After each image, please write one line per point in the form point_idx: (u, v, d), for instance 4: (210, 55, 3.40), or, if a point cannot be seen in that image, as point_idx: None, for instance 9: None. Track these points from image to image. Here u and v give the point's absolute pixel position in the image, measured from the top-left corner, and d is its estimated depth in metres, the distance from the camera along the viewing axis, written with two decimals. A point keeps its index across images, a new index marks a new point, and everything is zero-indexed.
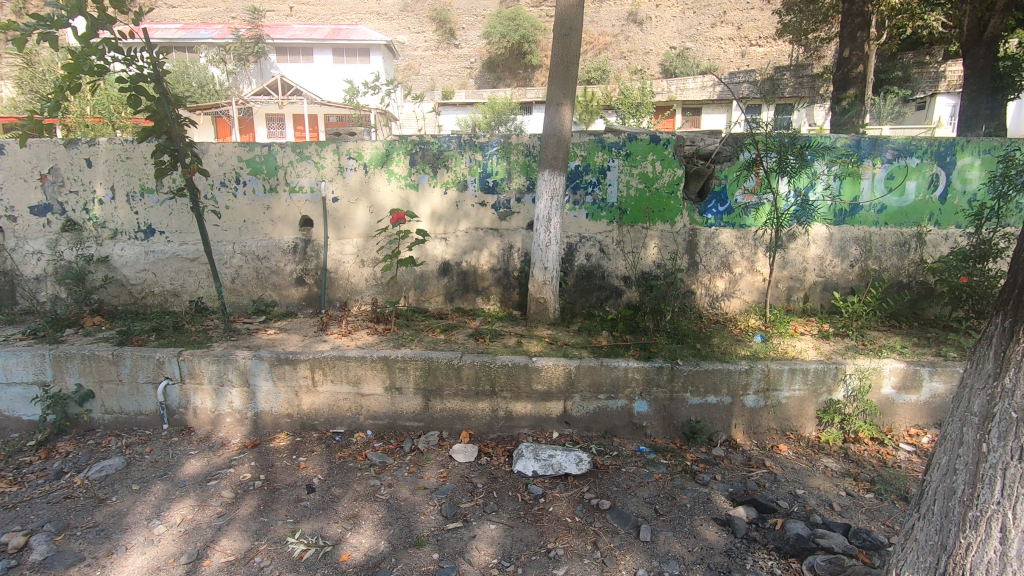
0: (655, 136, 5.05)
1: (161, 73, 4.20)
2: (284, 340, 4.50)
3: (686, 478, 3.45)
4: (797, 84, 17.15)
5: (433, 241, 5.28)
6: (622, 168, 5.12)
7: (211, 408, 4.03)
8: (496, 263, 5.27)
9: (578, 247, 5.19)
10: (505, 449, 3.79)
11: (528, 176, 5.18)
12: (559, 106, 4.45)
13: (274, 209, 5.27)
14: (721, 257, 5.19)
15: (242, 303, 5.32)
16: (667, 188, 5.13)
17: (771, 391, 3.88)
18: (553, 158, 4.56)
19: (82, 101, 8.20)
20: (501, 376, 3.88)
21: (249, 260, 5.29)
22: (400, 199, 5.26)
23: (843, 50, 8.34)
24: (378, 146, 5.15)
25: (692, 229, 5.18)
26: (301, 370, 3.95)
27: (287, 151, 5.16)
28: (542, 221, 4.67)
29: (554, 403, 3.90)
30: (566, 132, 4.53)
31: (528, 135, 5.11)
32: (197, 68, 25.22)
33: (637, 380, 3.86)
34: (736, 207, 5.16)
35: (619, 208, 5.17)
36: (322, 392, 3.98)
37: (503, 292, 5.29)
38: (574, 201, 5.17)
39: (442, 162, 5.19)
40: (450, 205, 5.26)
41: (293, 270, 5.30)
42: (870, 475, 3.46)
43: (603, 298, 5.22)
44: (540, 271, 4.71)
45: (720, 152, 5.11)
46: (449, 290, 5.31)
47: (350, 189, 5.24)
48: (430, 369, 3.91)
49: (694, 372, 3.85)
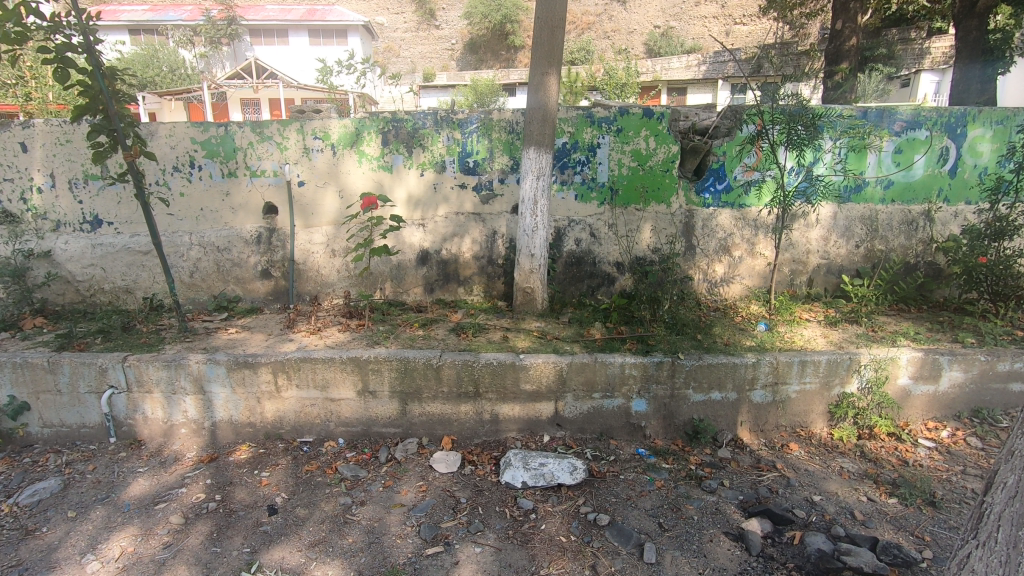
0: (648, 109, 4.66)
1: (95, 42, 3.69)
2: (245, 340, 4.09)
3: (692, 486, 3.12)
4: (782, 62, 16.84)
5: (410, 228, 4.87)
6: (613, 145, 4.73)
7: (163, 418, 3.62)
8: (479, 251, 4.88)
9: (566, 232, 4.81)
10: (491, 456, 3.43)
11: (512, 155, 4.77)
12: (545, 76, 4.03)
13: (234, 196, 4.81)
14: (720, 240, 4.86)
15: (203, 299, 4.88)
16: (661, 165, 4.76)
17: (779, 385, 3.56)
18: (539, 135, 4.15)
19: (42, 86, 7.75)
20: (486, 376, 3.52)
21: (208, 252, 4.83)
22: (374, 182, 4.83)
23: (835, 22, 8.02)
24: (346, 124, 4.71)
25: (689, 211, 4.83)
26: (263, 375, 3.56)
27: (246, 131, 4.70)
28: (528, 203, 4.27)
29: (544, 404, 3.55)
30: (553, 106, 4.11)
31: (512, 110, 4.70)
32: (168, 52, 24.31)
33: (635, 377, 3.52)
34: (735, 185, 4.82)
35: (610, 188, 4.79)
36: (287, 398, 3.59)
37: (487, 282, 4.91)
38: (561, 181, 4.78)
39: (417, 140, 4.75)
40: (427, 188, 4.83)
41: (257, 262, 4.87)
42: (891, 476, 3.15)
43: (594, 286, 4.86)
44: (526, 259, 4.33)
45: (718, 127, 4.73)
46: (429, 280, 4.91)
47: (318, 172, 4.79)
48: (406, 370, 3.53)
49: (698, 367, 3.51)
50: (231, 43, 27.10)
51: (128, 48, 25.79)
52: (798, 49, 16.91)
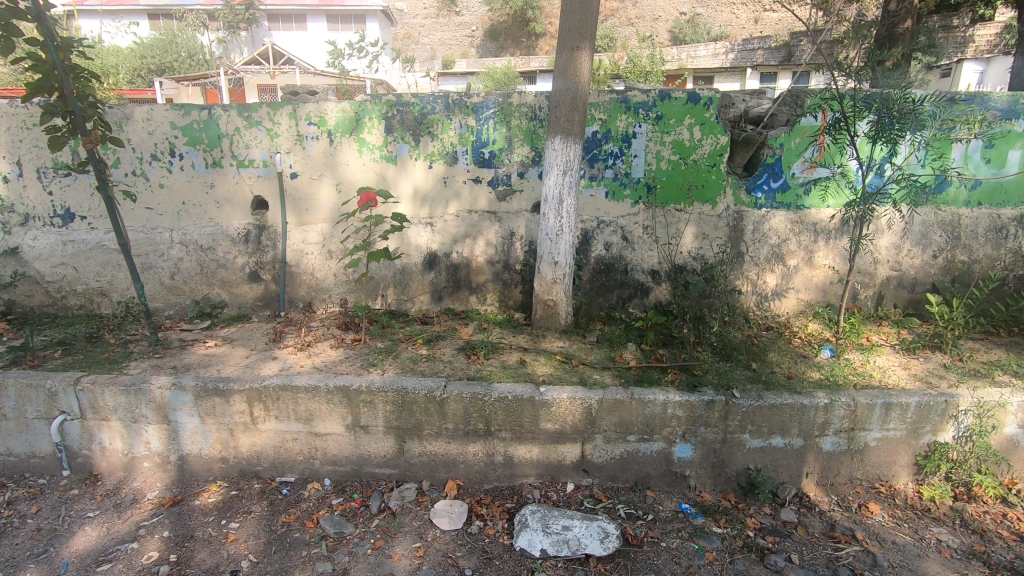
0: (694, 93, 3.99)
1: (46, 8, 3.13)
2: (223, 357, 3.56)
3: (752, 562, 2.52)
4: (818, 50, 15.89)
5: (417, 227, 4.29)
6: (652, 134, 4.08)
7: (123, 450, 3.11)
8: (494, 255, 4.28)
9: (595, 234, 4.19)
10: (503, 509, 2.86)
11: (533, 146, 4.15)
12: (575, 51, 3.38)
13: (219, 188, 4.27)
14: (773, 246, 4.20)
15: (185, 304, 4.36)
16: (707, 159, 4.11)
17: (856, 431, 2.92)
18: (566, 122, 3.51)
19: None
20: (499, 412, 2.93)
21: (191, 252, 4.31)
22: (376, 175, 4.25)
23: (890, 3, 7.19)
24: (344, 108, 4.12)
25: (738, 212, 4.18)
26: (236, 405, 3.01)
27: (232, 116, 4.14)
28: (552, 202, 3.65)
29: (568, 447, 2.96)
30: (584, 87, 3.45)
31: (534, 93, 4.05)
32: (186, 36, 23.92)
33: (679, 419, 2.90)
34: (793, 183, 4.14)
35: (646, 185, 4.15)
36: (264, 431, 3.05)
37: (503, 291, 4.32)
38: (590, 176, 4.14)
39: (425, 127, 4.15)
40: (436, 182, 4.24)
41: (245, 263, 4.33)
42: (1006, 557, 2.52)
43: (625, 298, 4.24)
44: (548, 267, 3.71)
45: (775, 115, 4.04)
46: (437, 287, 4.33)
47: (313, 162, 4.22)
48: (405, 403, 2.95)
49: (757, 408, 2.88)
50: (249, 27, 26.68)
51: (148, 34, 25.55)
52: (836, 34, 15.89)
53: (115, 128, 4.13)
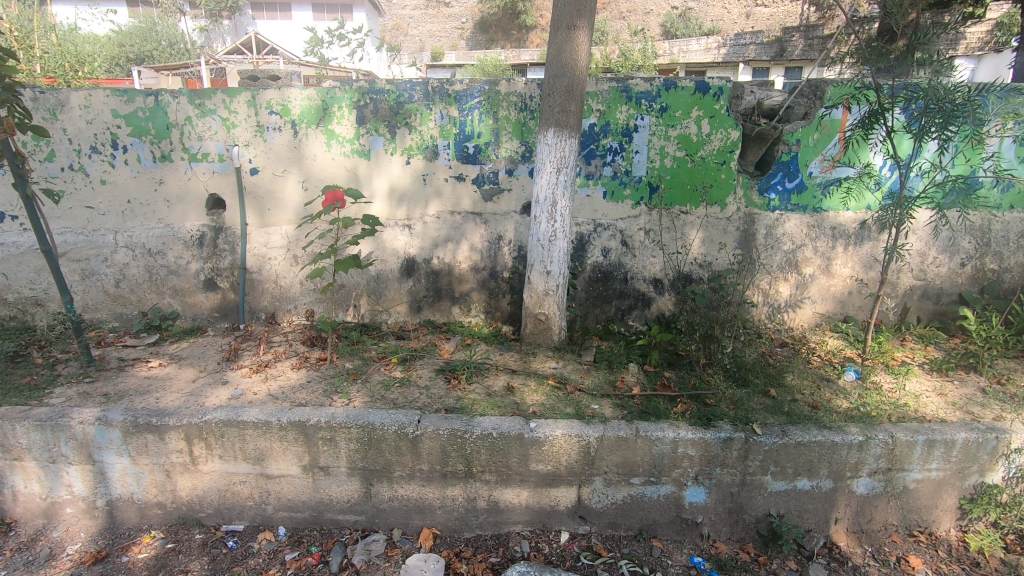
0: (702, 82, 3.57)
1: None
2: (167, 380, 3.10)
3: None
4: (809, 46, 15.55)
5: (393, 230, 3.84)
6: (655, 128, 3.66)
7: (41, 494, 2.65)
8: (479, 261, 3.85)
9: (591, 239, 3.78)
10: (487, 565, 2.44)
11: (523, 140, 3.71)
12: (572, 30, 2.93)
13: (169, 185, 3.78)
14: (787, 253, 3.82)
15: (132, 315, 3.88)
16: (716, 156, 3.69)
17: (894, 472, 2.54)
18: (561, 112, 3.06)
19: None
20: (482, 451, 2.51)
21: (138, 256, 3.83)
22: (347, 171, 3.79)
23: None
24: (310, 95, 3.65)
25: (749, 215, 3.78)
26: (173, 443, 2.56)
27: (182, 103, 3.65)
28: (544, 204, 3.21)
29: (562, 490, 2.55)
30: (582, 71, 3.01)
31: (524, 80, 3.61)
32: (167, 24, 23.04)
33: (691, 459, 2.50)
34: (810, 183, 3.75)
35: (648, 184, 3.73)
36: (206, 473, 2.60)
37: (489, 300, 3.89)
38: (586, 174, 3.72)
39: (401, 118, 3.69)
40: (415, 180, 3.79)
41: (199, 269, 3.85)
42: None
43: (624, 309, 3.84)
44: (540, 277, 3.28)
45: (792, 108, 3.68)
46: (416, 297, 3.89)
47: (276, 156, 3.76)
48: (371, 441, 2.52)
49: (782, 447, 2.48)
50: (231, 16, 25.82)
51: (125, 22, 24.51)
52: (827, 31, 15.56)
53: (48, 117, 3.63)
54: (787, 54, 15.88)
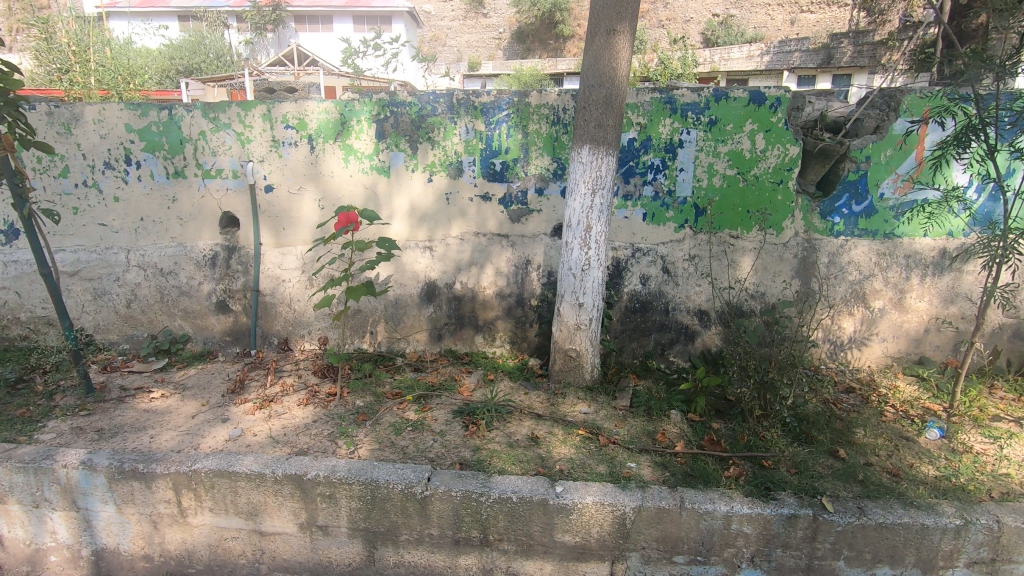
0: (757, 92, 3.19)
1: None
2: (166, 414, 2.88)
3: None
4: (858, 53, 14.75)
5: (413, 252, 3.56)
6: (702, 143, 3.29)
7: (24, 541, 2.45)
8: (505, 286, 3.54)
9: (629, 265, 3.42)
10: None
11: (555, 156, 3.39)
12: (611, 35, 2.60)
13: (182, 202, 3.61)
14: (852, 284, 3.38)
15: (143, 337, 3.71)
16: (772, 174, 3.29)
17: (999, 564, 2.09)
18: (597, 126, 2.72)
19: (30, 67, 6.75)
20: (500, 517, 2.18)
21: (150, 276, 3.66)
22: (366, 189, 3.54)
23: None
24: (328, 108, 3.43)
25: (809, 240, 3.36)
26: (161, 492, 2.32)
27: (197, 117, 3.48)
28: (577, 229, 2.87)
29: (592, 565, 2.19)
30: (622, 81, 2.67)
31: (557, 91, 3.30)
32: (215, 37, 23.63)
33: (747, 537, 2.11)
34: (880, 206, 3.31)
35: (693, 206, 3.36)
36: (196, 527, 2.35)
37: (516, 330, 3.57)
38: (625, 194, 3.37)
39: (424, 132, 3.43)
40: (437, 199, 3.51)
41: (211, 291, 3.66)
42: None
43: (665, 342, 3.46)
44: (571, 309, 2.94)
45: (860, 121, 3.28)
46: (436, 324, 3.60)
47: (292, 173, 3.54)
48: (375, 501, 2.22)
49: (859, 529, 2.07)
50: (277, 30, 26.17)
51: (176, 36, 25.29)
52: (878, 37, 14.74)
53: (63, 131, 3.51)
54: (835, 62, 15.07)
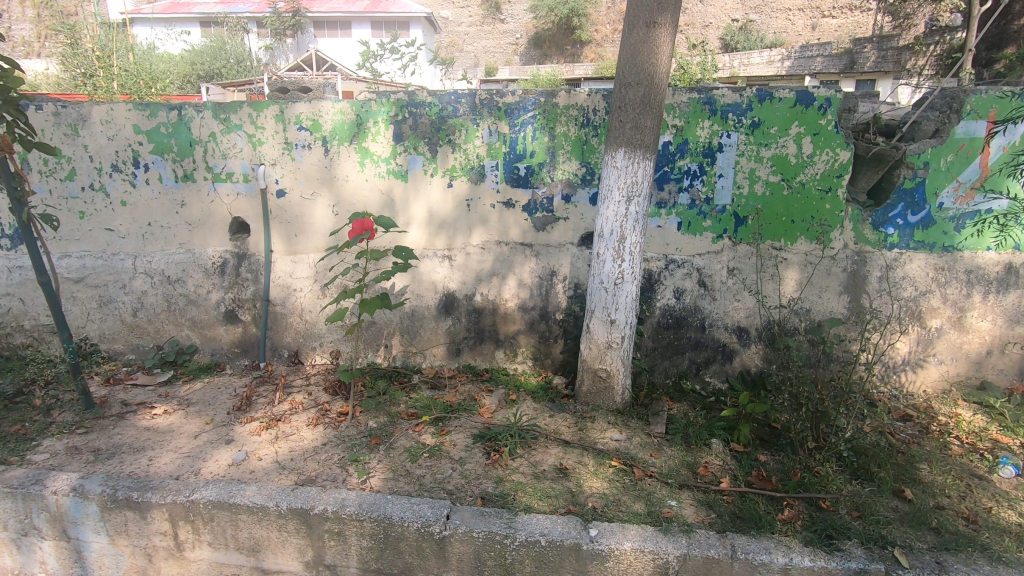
0: (805, 92, 2.94)
1: None
2: (168, 432, 2.70)
3: None
4: (882, 58, 14.35)
5: (431, 261, 3.36)
6: (743, 147, 3.04)
7: (12, 571, 2.27)
8: (528, 299, 3.32)
9: (662, 278, 3.18)
10: None
11: (584, 160, 3.17)
12: (651, 28, 2.38)
13: (191, 207, 3.45)
14: (907, 301, 3.11)
15: (148, 347, 3.55)
16: (820, 181, 3.03)
17: None
18: (634, 128, 2.50)
19: None
20: (527, 562, 1.95)
21: (157, 284, 3.50)
22: (382, 194, 3.35)
23: None
24: (343, 109, 3.25)
25: (859, 253, 3.09)
26: (156, 524, 2.13)
27: (207, 117, 3.33)
28: (609, 239, 2.65)
29: None
30: (663, 78, 2.44)
31: (587, 90, 3.08)
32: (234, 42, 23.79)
33: None
34: (939, 216, 3.04)
35: (732, 215, 3.11)
36: (194, 562, 2.15)
37: (540, 345, 3.34)
38: (658, 201, 3.14)
39: (444, 135, 3.23)
40: (457, 205, 3.31)
41: (220, 300, 3.49)
42: None
43: (700, 362, 3.21)
44: (602, 326, 2.71)
45: (917, 124, 3.01)
46: (454, 338, 3.39)
47: (305, 177, 3.36)
48: (388, 540, 2.00)
49: None
50: (297, 36, 26.07)
51: (197, 41, 25.56)
52: (904, 42, 14.33)
53: (70, 133, 3.38)
54: (859, 67, 14.64)
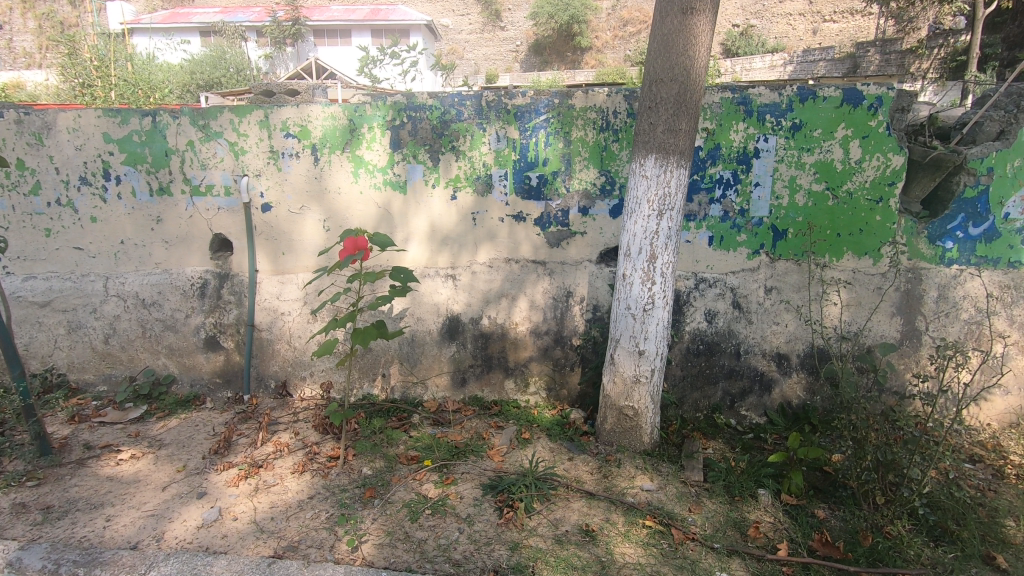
0: (853, 91, 2.61)
1: None
2: (131, 484, 2.35)
3: None
4: (887, 62, 14.04)
5: (433, 281, 3.02)
6: (782, 153, 2.71)
7: None
8: (541, 322, 2.98)
9: (692, 299, 2.84)
10: None
11: (602, 168, 2.84)
12: (687, 16, 2.06)
13: (167, 223, 3.13)
14: (969, 324, 2.76)
15: (121, 378, 3.20)
16: (870, 191, 2.70)
17: None
18: (667, 131, 2.17)
19: None
20: None
21: (130, 308, 3.17)
22: (378, 208, 3.02)
23: None
24: (334, 114, 2.93)
25: (914, 270, 2.75)
26: None
27: (185, 124, 3.01)
28: (638, 258, 2.31)
29: None
30: (700, 73, 2.12)
31: (607, 91, 2.75)
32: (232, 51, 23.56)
33: None
34: (1004, 229, 2.71)
35: (770, 228, 2.78)
36: None
37: (555, 374, 2.99)
38: (687, 213, 2.80)
39: (447, 141, 2.90)
40: (461, 219, 2.97)
41: (200, 325, 3.15)
42: None
43: (736, 392, 2.86)
44: (630, 358, 2.37)
45: (979, 125, 2.71)
46: (459, 367, 3.04)
47: (292, 189, 3.03)
48: None
49: None
50: (297, 45, 25.74)
51: (195, 50, 25.29)
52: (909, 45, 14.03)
53: (34, 142, 3.06)
54: (863, 72, 14.31)
